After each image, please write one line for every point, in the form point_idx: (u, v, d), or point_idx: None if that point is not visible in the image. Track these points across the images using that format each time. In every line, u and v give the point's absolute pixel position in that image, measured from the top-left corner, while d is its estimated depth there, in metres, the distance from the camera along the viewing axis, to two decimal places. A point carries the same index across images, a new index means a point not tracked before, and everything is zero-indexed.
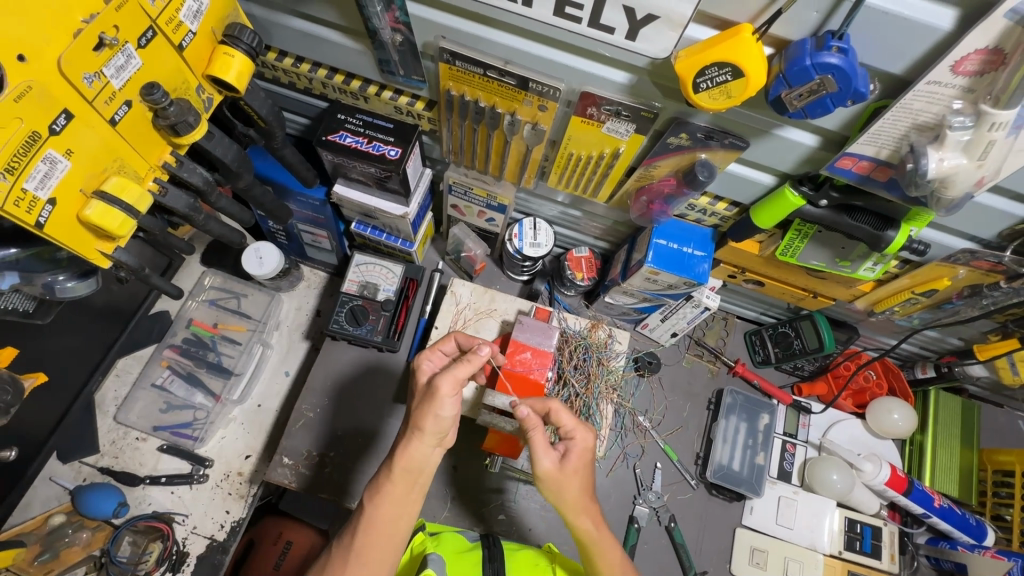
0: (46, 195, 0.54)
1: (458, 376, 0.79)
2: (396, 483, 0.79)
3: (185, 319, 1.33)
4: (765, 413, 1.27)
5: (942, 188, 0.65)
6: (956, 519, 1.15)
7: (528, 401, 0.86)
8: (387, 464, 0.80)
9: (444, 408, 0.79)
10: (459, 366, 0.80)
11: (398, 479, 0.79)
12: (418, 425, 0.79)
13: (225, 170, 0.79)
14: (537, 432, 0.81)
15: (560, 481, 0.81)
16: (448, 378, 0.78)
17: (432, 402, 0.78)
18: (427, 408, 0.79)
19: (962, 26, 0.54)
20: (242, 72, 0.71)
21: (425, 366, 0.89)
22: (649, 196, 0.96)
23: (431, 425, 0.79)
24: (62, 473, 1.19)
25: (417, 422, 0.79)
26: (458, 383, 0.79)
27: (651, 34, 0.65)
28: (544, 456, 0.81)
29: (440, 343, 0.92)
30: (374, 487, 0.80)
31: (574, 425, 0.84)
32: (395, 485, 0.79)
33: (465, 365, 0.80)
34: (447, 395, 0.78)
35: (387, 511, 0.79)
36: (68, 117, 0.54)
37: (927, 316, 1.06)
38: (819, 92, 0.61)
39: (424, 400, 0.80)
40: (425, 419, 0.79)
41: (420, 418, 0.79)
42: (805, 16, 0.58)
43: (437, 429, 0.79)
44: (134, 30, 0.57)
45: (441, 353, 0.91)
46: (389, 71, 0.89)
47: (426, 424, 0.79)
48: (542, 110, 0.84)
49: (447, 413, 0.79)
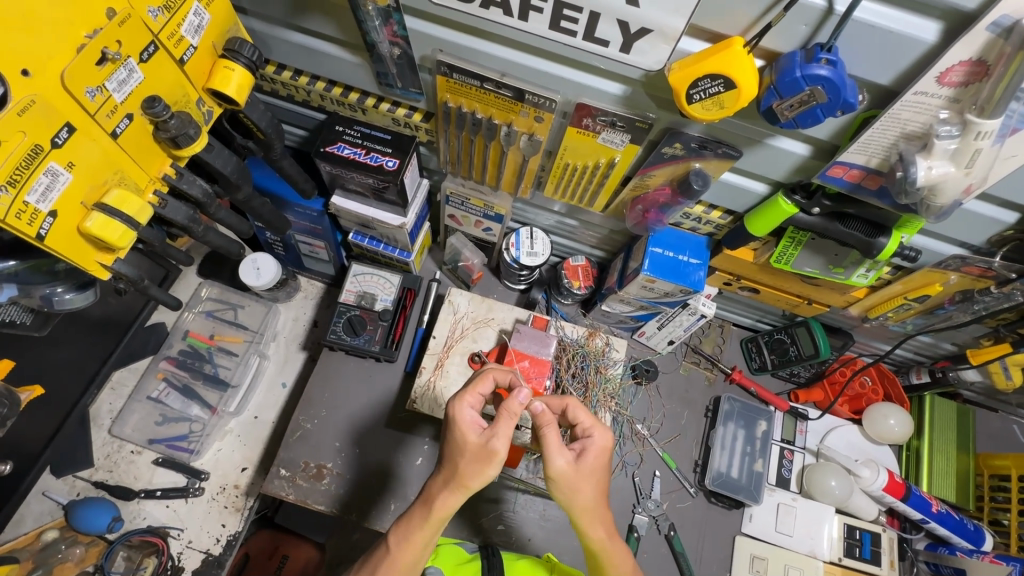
0: (47, 208, 0.54)
1: (510, 437, 0.75)
2: (429, 529, 0.76)
3: (181, 330, 1.32)
4: (763, 420, 1.27)
5: (931, 196, 0.67)
6: (954, 525, 1.15)
7: (544, 399, 0.85)
8: (421, 509, 0.77)
9: (494, 470, 0.74)
10: (506, 423, 0.75)
11: (432, 527, 0.76)
12: (461, 482, 0.74)
13: (224, 181, 0.80)
14: (550, 429, 0.76)
15: (574, 482, 0.76)
16: (505, 441, 0.74)
17: (486, 466, 0.73)
18: (476, 468, 0.74)
19: (945, 38, 0.56)
20: (242, 86, 0.72)
21: (465, 414, 0.77)
22: (644, 205, 0.98)
23: (478, 484, 0.74)
24: (56, 487, 1.18)
25: (461, 477, 0.75)
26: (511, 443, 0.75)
27: (645, 47, 0.67)
28: (557, 455, 0.75)
29: (478, 385, 0.82)
30: (403, 531, 0.77)
31: (592, 423, 0.82)
32: (427, 532, 0.76)
33: (513, 423, 0.75)
34: (501, 458, 0.74)
35: (412, 554, 0.76)
36: (70, 130, 0.54)
37: (921, 321, 1.08)
38: (809, 103, 0.62)
39: (470, 459, 0.74)
40: (472, 479, 0.74)
41: (467, 477, 0.74)
42: (794, 29, 0.60)
43: (480, 485, 0.75)
44: (136, 44, 0.58)
45: (479, 394, 0.82)
46: (387, 83, 0.90)
47: (473, 482, 0.74)
48: (538, 122, 0.85)
49: (493, 473, 0.75)
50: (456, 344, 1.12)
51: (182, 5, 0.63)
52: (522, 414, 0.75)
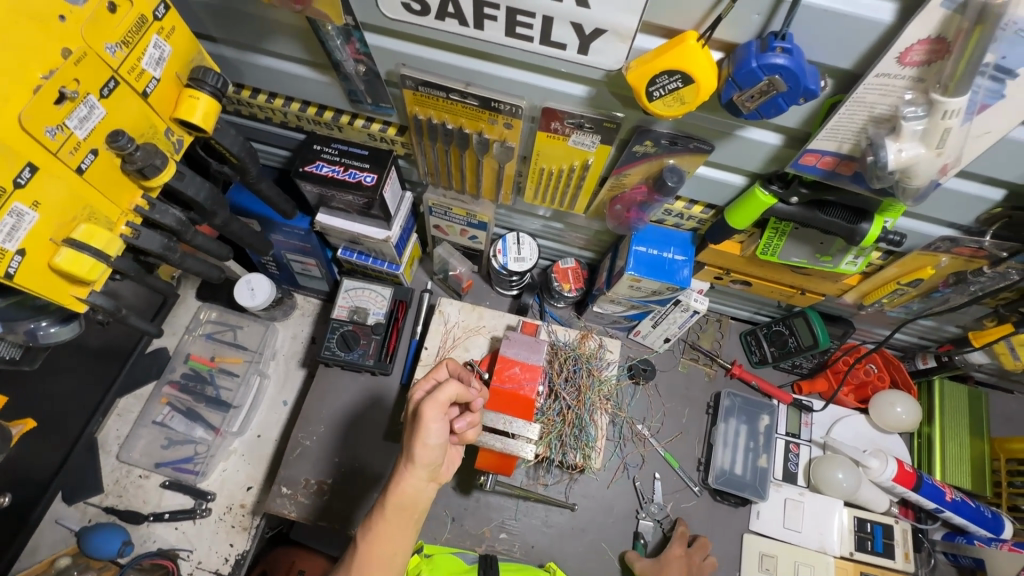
0: (14, 247, 0.55)
1: (441, 401, 0.78)
2: (387, 519, 0.77)
3: (182, 354, 1.34)
4: (766, 414, 1.24)
5: (905, 178, 0.65)
6: (970, 513, 1.12)
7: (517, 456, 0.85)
8: (381, 500, 0.79)
9: (430, 434, 0.77)
10: (442, 389, 0.78)
11: (391, 516, 0.77)
12: (408, 455, 0.78)
13: (200, 209, 0.81)
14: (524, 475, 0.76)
15: None
16: (433, 404, 0.77)
17: (419, 428, 0.77)
18: (415, 435, 0.78)
19: (902, 17, 0.54)
20: (208, 113, 0.73)
21: (416, 396, 0.87)
22: (624, 205, 0.96)
23: (420, 454, 0.77)
24: (67, 515, 1.20)
25: (408, 452, 0.78)
26: (443, 407, 0.78)
27: (601, 47, 0.66)
28: None
29: (433, 372, 0.91)
30: (367, 528, 0.79)
31: None
32: (388, 523, 0.77)
33: (448, 386, 0.79)
34: (432, 420, 0.77)
35: (376, 551, 0.77)
36: (32, 169, 0.56)
37: (919, 305, 1.05)
38: (769, 93, 0.61)
39: (411, 429, 0.79)
40: (413, 449, 0.77)
41: (410, 447, 0.78)
42: (748, 19, 0.59)
43: (426, 457, 0.78)
44: (96, 81, 0.60)
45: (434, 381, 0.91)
46: (358, 100, 0.91)
47: (415, 451, 0.77)
48: (508, 128, 0.85)
49: (432, 439, 0.77)
50: (447, 354, 1.12)
51: (142, 38, 0.64)
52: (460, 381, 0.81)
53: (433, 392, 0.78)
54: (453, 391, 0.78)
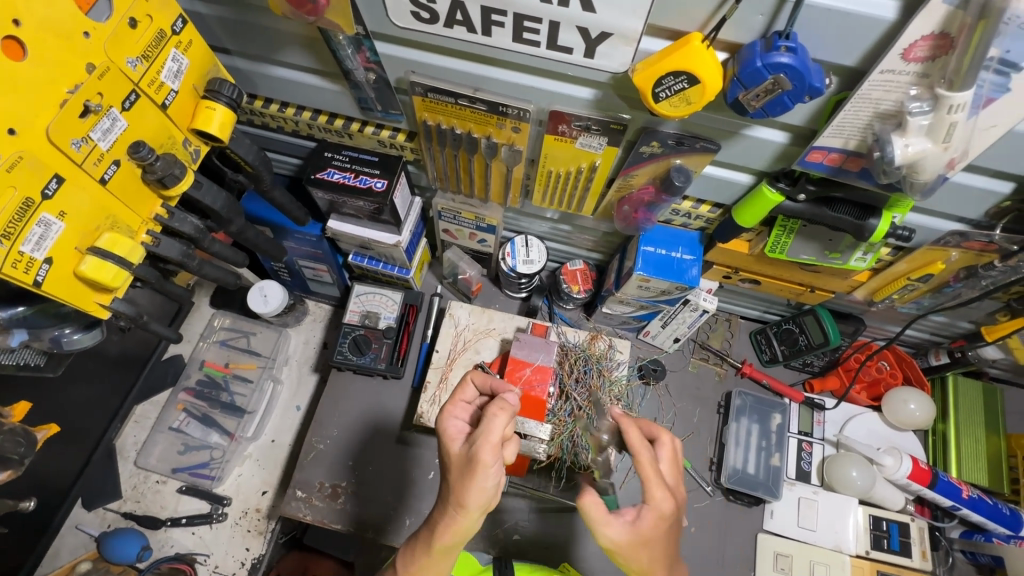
0: (42, 255, 0.57)
1: (496, 440, 0.72)
2: (434, 559, 0.76)
3: (198, 360, 1.36)
4: (777, 413, 1.24)
5: (913, 173, 0.65)
6: (988, 510, 1.11)
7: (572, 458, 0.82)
8: (426, 537, 0.77)
9: (487, 479, 0.72)
10: (490, 426, 0.73)
11: (436, 555, 0.76)
12: (460, 502, 0.72)
13: (216, 217, 0.83)
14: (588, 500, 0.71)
15: (631, 547, 0.71)
16: (486, 447, 0.72)
17: (473, 476, 0.71)
18: (468, 482, 0.72)
19: (905, 14, 0.55)
20: (224, 124, 0.75)
21: (451, 426, 0.80)
22: (631, 205, 0.97)
23: (475, 501, 0.72)
24: (87, 520, 1.22)
25: (459, 498, 0.73)
26: (497, 448, 0.72)
27: (608, 51, 0.67)
28: (606, 525, 0.71)
29: (459, 395, 0.86)
30: (410, 559, 0.79)
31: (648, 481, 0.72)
32: (433, 559, 0.77)
33: (500, 420, 0.73)
34: (490, 464, 0.71)
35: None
36: (59, 180, 0.57)
37: (930, 301, 1.04)
38: (775, 91, 0.62)
39: (462, 473, 0.73)
40: (468, 495, 0.72)
41: (463, 494, 0.72)
42: (751, 20, 0.60)
43: (480, 502, 0.72)
44: (118, 95, 0.62)
45: (462, 403, 0.85)
46: (368, 107, 0.93)
47: (469, 499, 0.72)
48: (516, 132, 0.86)
49: (489, 484, 0.72)
50: (458, 357, 1.13)
51: (161, 52, 0.66)
52: (509, 410, 0.75)
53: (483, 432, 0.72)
54: (504, 425, 0.73)
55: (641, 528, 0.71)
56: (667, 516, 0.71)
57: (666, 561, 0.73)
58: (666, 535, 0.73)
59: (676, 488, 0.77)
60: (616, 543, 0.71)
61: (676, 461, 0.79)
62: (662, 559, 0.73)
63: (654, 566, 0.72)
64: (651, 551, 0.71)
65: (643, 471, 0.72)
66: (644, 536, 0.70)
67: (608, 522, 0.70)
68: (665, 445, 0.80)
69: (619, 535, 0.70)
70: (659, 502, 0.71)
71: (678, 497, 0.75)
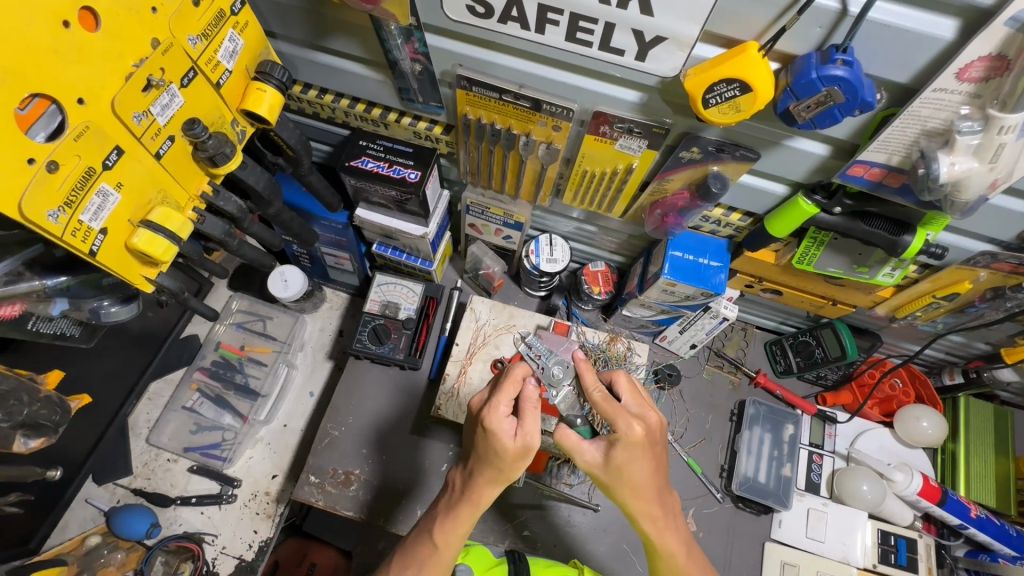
0: (98, 225, 0.58)
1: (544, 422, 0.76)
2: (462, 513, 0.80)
3: (213, 342, 1.36)
4: (790, 423, 1.25)
5: (955, 192, 0.66)
6: (995, 530, 1.12)
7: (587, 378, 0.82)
8: (463, 496, 0.81)
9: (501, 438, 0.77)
10: (504, 391, 0.77)
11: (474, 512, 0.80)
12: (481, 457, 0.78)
13: (257, 198, 0.84)
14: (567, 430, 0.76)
15: (614, 474, 0.74)
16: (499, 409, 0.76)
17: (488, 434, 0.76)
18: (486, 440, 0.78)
19: (962, 35, 0.56)
20: (273, 106, 0.75)
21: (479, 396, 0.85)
22: (663, 210, 0.98)
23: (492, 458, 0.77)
24: (97, 494, 1.22)
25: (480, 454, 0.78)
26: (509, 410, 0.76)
27: (660, 54, 0.68)
28: (587, 451, 0.76)
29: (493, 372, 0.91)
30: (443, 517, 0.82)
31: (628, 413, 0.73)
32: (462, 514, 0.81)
33: (510, 389, 0.77)
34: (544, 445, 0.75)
35: (453, 539, 0.81)
36: (119, 152, 0.58)
37: (951, 320, 1.06)
38: (826, 104, 0.63)
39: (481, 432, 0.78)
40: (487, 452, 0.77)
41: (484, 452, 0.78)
42: (809, 31, 0.61)
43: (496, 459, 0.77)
44: (178, 71, 0.62)
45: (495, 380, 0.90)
46: (408, 98, 0.94)
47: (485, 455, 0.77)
48: (556, 130, 0.87)
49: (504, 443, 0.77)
50: (478, 351, 1.13)
51: (219, 32, 0.67)
52: (518, 380, 0.78)
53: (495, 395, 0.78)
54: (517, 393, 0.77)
55: (614, 459, 0.74)
56: (639, 441, 0.72)
57: (648, 481, 0.75)
58: (650, 456, 0.74)
59: (641, 414, 0.76)
60: (592, 467, 0.76)
61: (637, 389, 0.78)
62: (646, 481, 0.74)
63: (638, 489, 0.75)
64: (636, 473, 0.73)
65: (602, 409, 0.75)
66: (619, 463, 0.73)
67: (584, 448, 0.75)
68: (622, 381, 0.79)
69: (594, 459, 0.75)
70: (626, 432, 0.72)
71: (649, 424, 0.75)
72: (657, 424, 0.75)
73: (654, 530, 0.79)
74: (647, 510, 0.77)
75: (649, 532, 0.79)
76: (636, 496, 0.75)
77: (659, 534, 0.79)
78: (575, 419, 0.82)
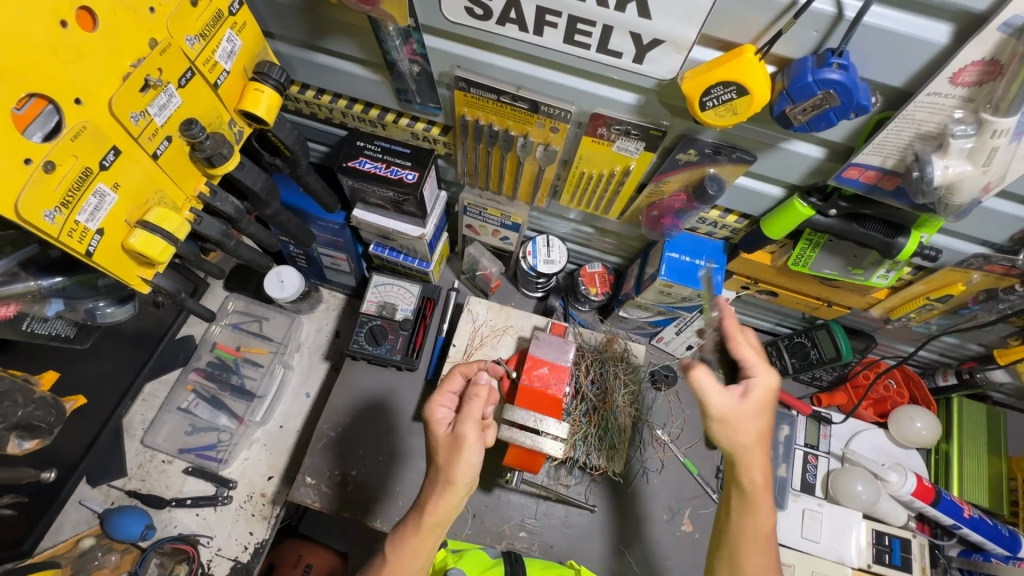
0: (95, 226, 0.57)
1: (477, 417, 0.79)
2: (420, 536, 0.77)
3: (209, 342, 1.35)
4: (785, 424, 1.24)
5: (948, 195, 0.67)
6: (987, 530, 1.13)
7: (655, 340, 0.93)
8: (415, 516, 0.78)
9: (471, 453, 0.78)
10: (450, 381, 0.88)
11: (425, 535, 0.77)
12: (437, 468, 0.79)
13: (254, 198, 0.84)
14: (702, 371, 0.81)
15: (739, 417, 0.81)
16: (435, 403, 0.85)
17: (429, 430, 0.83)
18: (447, 454, 0.78)
19: (956, 40, 0.57)
20: (271, 106, 0.75)
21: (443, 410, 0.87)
22: (660, 211, 0.99)
23: (454, 472, 0.78)
24: (90, 496, 1.21)
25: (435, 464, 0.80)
26: (476, 422, 0.79)
27: (658, 57, 0.69)
28: (717, 395, 0.81)
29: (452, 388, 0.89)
30: (398, 536, 0.79)
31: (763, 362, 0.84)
32: (422, 539, 0.77)
33: (476, 400, 0.80)
34: (473, 440, 0.78)
35: (408, 562, 0.77)
36: (116, 152, 0.58)
37: (945, 322, 1.07)
38: (823, 106, 0.63)
39: (440, 444, 0.80)
40: (452, 469, 0.77)
41: (442, 465, 0.79)
42: (805, 35, 0.61)
43: (457, 473, 0.77)
44: (175, 71, 0.62)
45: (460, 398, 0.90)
46: (406, 99, 0.94)
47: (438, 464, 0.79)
48: (553, 132, 0.87)
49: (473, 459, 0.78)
50: (475, 352, 1.13)
51: (217, 32, 0.67)
52: (482, 392, 0.81)
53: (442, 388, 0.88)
54: (480, 401, 0.80)
55: (751, 401, 0.81)
56: (772, 388, 0.82)
57: (762, 432, 0.82)
58: (773, 409, 0.83)
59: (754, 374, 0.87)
60: (725, 412, 0.81)
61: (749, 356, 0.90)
62: (763, 430, 0.82)
63: (756, 437, 0.82)
64: (752, 422, 0.81)
65: (756, 360, 0.84)
66: (754, 404, 0.81)
67: (713, 390, 0.81)
68: (699, 351, 0.90)
69: (726, 402, 0.81)
70: (764, 377, 0.82)
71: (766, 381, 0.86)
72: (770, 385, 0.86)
73: (756, 481, 0.82)
74: (751, 462, 0.82)
75: (739, 476, 0.82)
76: (747, 444, 0.81)
77: (757, 486, 0.82)
78: None
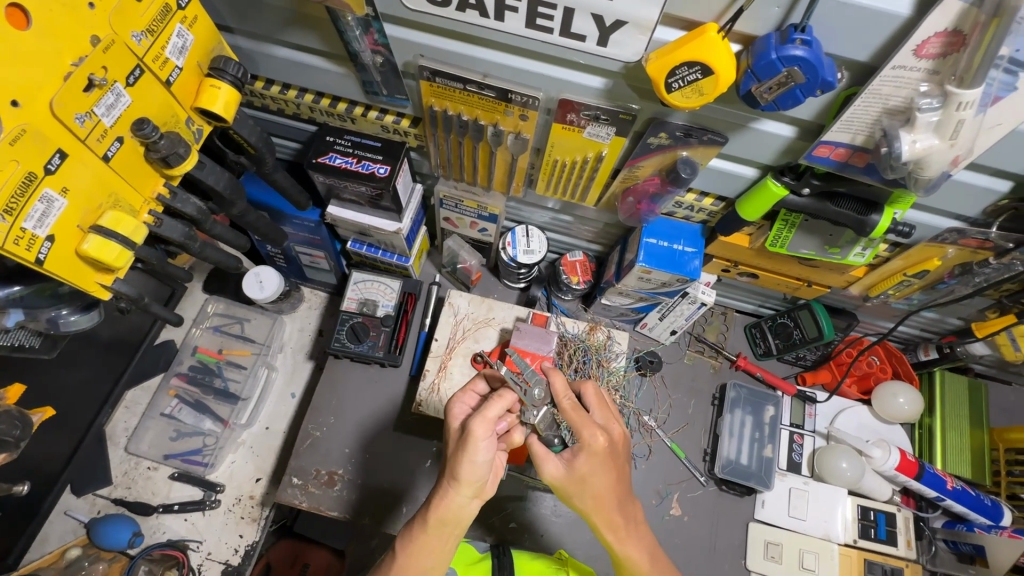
0: (44, 233, 0.56)
1: (492, 418, 0.75)
2: (429, 533, 0.76)
3: (190, 347, 1.34)
4: (770, 405, 1.26)
5: (917, 169, 0.66)
6: (970, 501, 1.14)
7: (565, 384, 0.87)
8: (422, 513, 0.77)
9: (479, 453, 0.74)
10: (491, 405, 0.75)
11: (433, 531, 0.76)
12: (454, 474, 0.75)
13: (219, 198, 0.82)
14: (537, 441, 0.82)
15: (576, 482, 0.78)
16: (481, 422, 0.74)
17: (466, 449, 0.74)
18: (461, 456, 0.75)
19: (919, 10, 0.56)
20: (229, 103, 0.73)
21: (456, 409, 0.84)
22: (635, 197, 0.98)
23: (468, 475, 0.74)
24: (76, 506, 1.20)
25: (453, 471, 0.75)
26: (491, 424, 0.74)
27: (622, 39, 0.67)
28: (549, 461, 0.80)
29: (473, 385, 0.89)
30: (407, 536, 0.78)
31: (592, 424, 0.76)
32: (429, 536, 0.76)
33: (496, 403, 0.76)
34: (482, 438, 0.74)
35: (417, 560, 0.76)
36: (62, 156, 0.56)
37: (924, 297, 1.07)
38: (788, 84, 0.62)
39: (458, 446, 0.76)
40: (461, 469, 0.74)
41: (455, 468, 0.75)
42: (767, 12, 0.60)
43: (472, 477, 0.74)
44: (122, 69, 0.60)
45: (474, 393, 0.89)
46: (373, 91, 0.92)
47: (458, 470, 0.74)
48: (524, 120, 0.86)
49: (482, 459, 0.74)
50: (458, 346, 1.12)
51: (166, 27, 0.65)
52: (507, 398, 0.77)
53: (480, 409, 0.76)
54: (503, 406, 0.75)
55: (577, 468, 0.77)
56: (601, 452, 0.76)
57: (612, 491, 0.77)
58: (610, 468, 0.77)
59: (606, 426, 0.81)
60: (557, 480, 0.79)
61: (605, 402, 0.83)
62: (608, 490, 0.77)
63: (601, 499, 0.78)
64: (598, 483, 0.77)
65: (569, 417, 0.77)
66: (581, 473, 0.77)
67: (548, 458, 0.80)
68: (590, 393, 0.84)
69: (557, 471, 0.79)
70: (590, 441, 0.76)
71: (611, 435, 0.79)
72: (618, 437, 0.79)
73: (616, 538, 0.79)
74: (608, 520, 0.78)
75: (611, 541, 0.80)
76: (598, 506, 0.78)
77: (622, 542, 0.79)
78: (552, 439, 0.81)
